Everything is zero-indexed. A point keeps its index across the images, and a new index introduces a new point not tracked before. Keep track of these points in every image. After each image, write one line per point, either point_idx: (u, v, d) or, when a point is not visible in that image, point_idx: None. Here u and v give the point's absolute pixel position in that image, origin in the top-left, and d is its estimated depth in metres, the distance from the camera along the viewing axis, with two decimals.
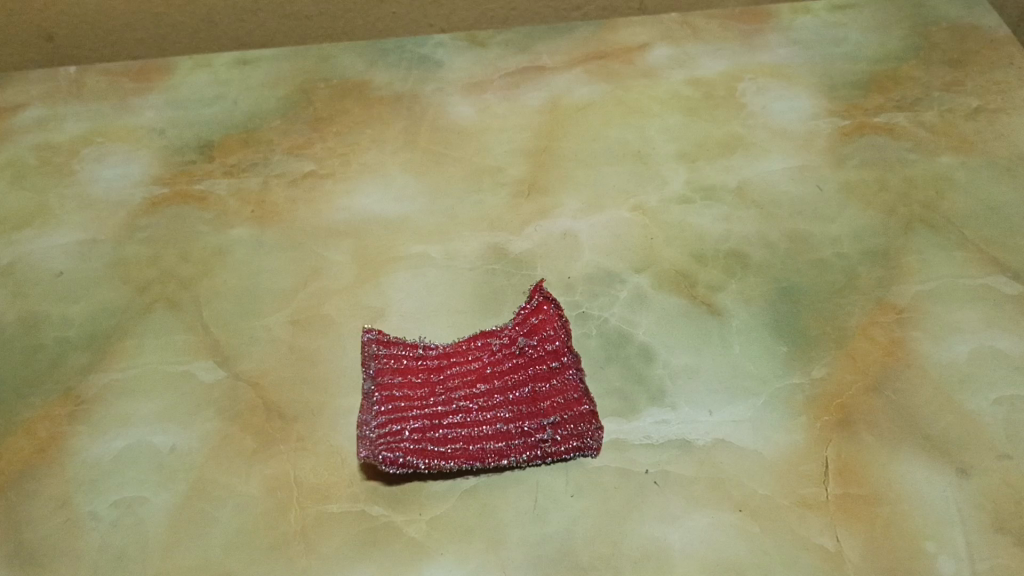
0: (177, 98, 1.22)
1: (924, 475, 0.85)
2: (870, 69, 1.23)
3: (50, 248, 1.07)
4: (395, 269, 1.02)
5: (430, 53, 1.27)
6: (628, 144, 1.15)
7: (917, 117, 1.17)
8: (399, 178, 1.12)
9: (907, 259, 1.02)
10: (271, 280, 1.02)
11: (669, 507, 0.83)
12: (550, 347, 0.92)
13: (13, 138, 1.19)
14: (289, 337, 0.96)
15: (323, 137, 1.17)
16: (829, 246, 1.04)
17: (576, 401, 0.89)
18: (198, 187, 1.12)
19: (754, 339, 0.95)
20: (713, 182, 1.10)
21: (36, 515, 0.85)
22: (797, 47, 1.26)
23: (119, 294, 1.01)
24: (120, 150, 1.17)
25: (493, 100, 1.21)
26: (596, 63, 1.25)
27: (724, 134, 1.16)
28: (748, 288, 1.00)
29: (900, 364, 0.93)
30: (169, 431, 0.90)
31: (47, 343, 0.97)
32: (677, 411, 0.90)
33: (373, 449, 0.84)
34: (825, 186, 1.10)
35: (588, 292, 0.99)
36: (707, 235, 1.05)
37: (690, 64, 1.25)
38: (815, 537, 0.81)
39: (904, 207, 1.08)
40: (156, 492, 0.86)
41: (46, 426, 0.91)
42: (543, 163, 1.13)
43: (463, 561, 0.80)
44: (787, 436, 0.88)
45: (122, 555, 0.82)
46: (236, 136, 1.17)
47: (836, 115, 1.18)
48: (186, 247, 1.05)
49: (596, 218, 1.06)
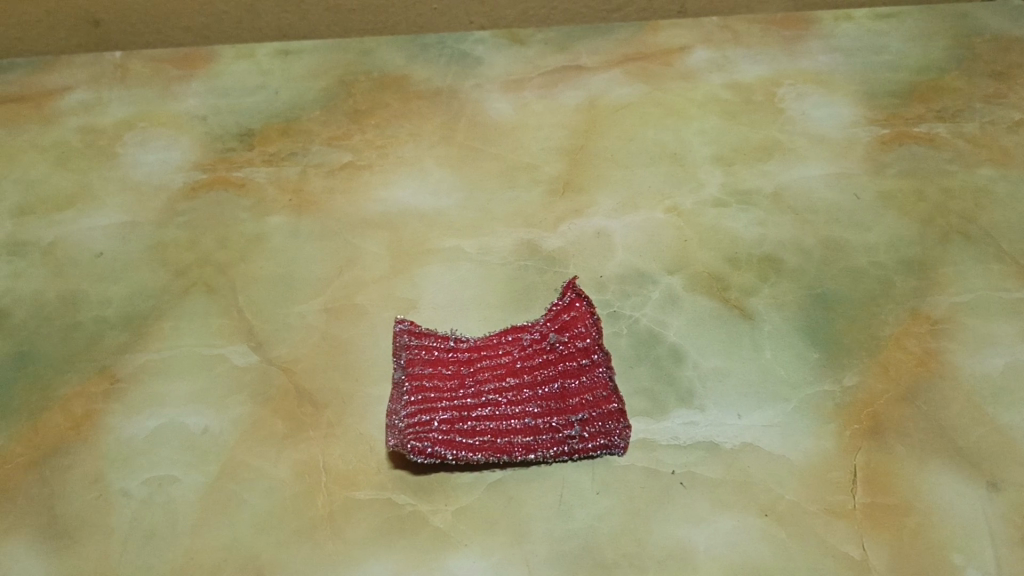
0: (220, 86, 1.24)
1: (954, 488, 0.85)
2: (912, 78, 1.22)
3: (91, 229, 1.08)
4: (429, 262, 1.03)
5: (470, 49, 1.28)
6: (664, 145, 1.15)
7: (958, 128, 1.16)
8: (435, 171, 1.13)
9: (943, 270, 1.02)
10: (306, 268, 1.03)
11: (694, 508, 0.83)
12: (581, 344, 0.93)
13: (59, 121, 1.21)
14: (322, 325, 0.97)
15: (362, 129, 1.18)
16: (864, 254, 1.03)
17: (605, 399, 0.89)
18: (238, 174, 1.13)
19: (786, 345, 0.95)
20: (749, 186, 1.10)
21: (69, 490, 0.86)
22: (838, 54, 1.26)
23: (157, 276, 1.03)
24: (163, 135, 1.18)
25: (531, 98, 1.21)
26: (635, 64, 1.25)
27: (762, 139, 1.15)
28: (781, 293, 0.99)
29: (933, 375, 0.93)
30: (202, 412, 0.91)
31: (85, 322, 0.99)
32: (705, 413, 0.90)
33: (401, 438, 0.85)
34: (863, 194, 1.09)
35: (620, 291, 0.99)
36: (741, 239, 1.05)
37: (730, 67, 1.24)
38: (841, 545, 0.81)
39: (941, 218, 1.07)
40: (187, 471, 0.87)
41: (82, 403, 0.92)
42: (579, 162, 1.13)
43: (488, 553, 0.81)
44: (816, 442, 0.87)
45: (151, 532, 0.83)
46: (276, 125, 1.19)
47: (876, 123, 1.17)
48: (224, 232, 1.07)
49: (631, 218, 1.07)
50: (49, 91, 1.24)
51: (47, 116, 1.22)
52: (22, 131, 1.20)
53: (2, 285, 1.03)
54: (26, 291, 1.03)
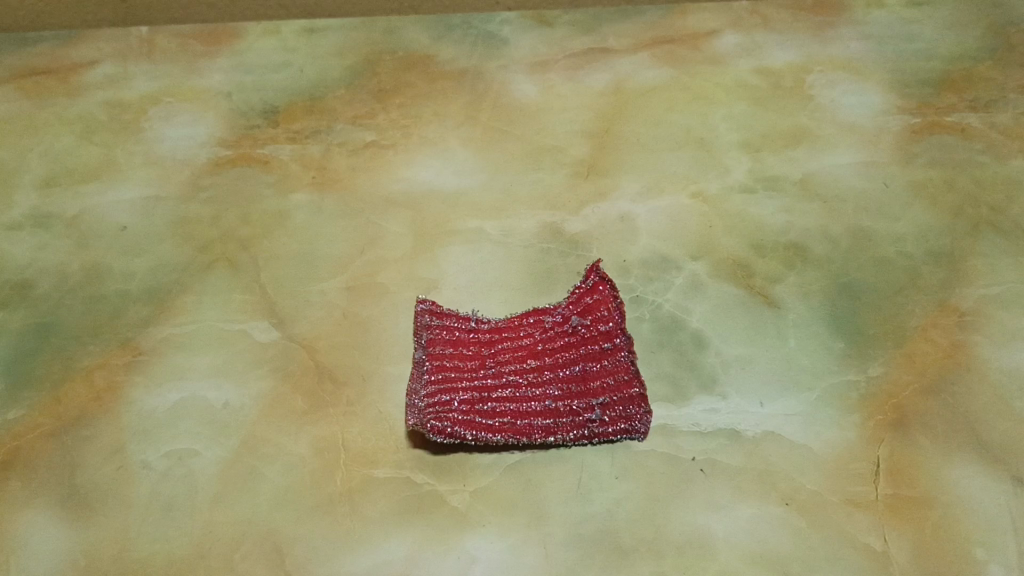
0: (245, 63, 1.24)
1: (977, 481, 0.84)
2: (944, 67, 1.20)
3: (116, 202, 1.09)
4: (451, 242, 1.02)
5: (496, 30, 1.27)
6: (691, 131, 1.13)
7: (991, 119, 1.14)
8: (459, 152, 1.12)
9: (972, 263, 1.00)
10: (328, 246, 1.03)
11: (713, 496, 0.83)
12: (603, 328, 0.91)
13: (84, 94, 1.21)
14: (344, 303, 0.97)
15: (386, 109, 1.17)
16: (892, 244, 1.02)
17: (626, 383, 0.88)
18: (262, 150, 1.13)
19: (810, 334, 0.94)
20: (777, 173, 1.09)
21: (90, 460, 0.87)
22: (870, 42, 1.24)
23: (180, 251, 1.03)
24: (188, 111, 1.18)
25: (557, 79, 1.20)
26: (662, 48, 1.23)
27: (791, 126, 1.14)
28: (807, 282, 0.98)
29: (959, 368, 0.91)
30: (223, 387, 0.91)
31: (108, 295, 1.00)
32: (727, 400, 0.89)
33: (421, 418, 0.85)
34: (891, 183, 1.08)
35: (643, 276, 0.99)
36: (767, 226, 1.03)
37: (759, 53, 1.23)
38: (862, 536, 0.80)
39: (971, 209, 1.05)
40: (207, 445, 0.87)
41: (104, 375, 0.93)
42: (604, 145, 1.12)
43: (505, 535, 0.81)
44: (839, 433, 0.87)
45: (170, 505, 0.83)
46: (300, 102, 1.18)
47: (906, 112, 1.15)
48: (247, 209, 1.07)
49: (655, 202, 1.06)
50: (75, 64, 1.25)
51: (73, 89, 1.22)
52: (49, 103, 1.20)
53: (27, 256, 1.04)
54: (50, 262, 1.03)
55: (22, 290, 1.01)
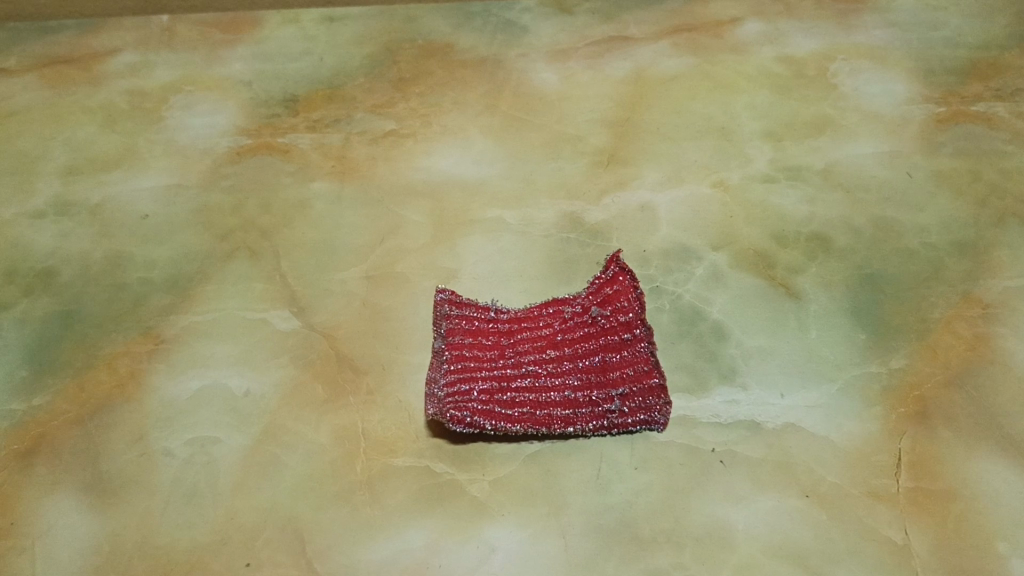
0: (265, 51, 1.24)
1: (1001, 475, 0.83)
2: (970, 56, 1.18)
3: (137, 191, 1.09)
4: (471, 232, 1.02)
5: (516, 18, 1.26)
6: (712, 119, 1.13)
7: (1017, 108, 1.12)
8: (479, 141, 1.12)
9: (997, 254, 0.99)
10: (348, 235, 1.03)
11: (733, 488, 0.82)
12: (623, 318, 0.91)
13: (106, 82, 1.22)
14: (364, 292, 0.97)
15: (406, 98, 1.17)
16: (915, 235, 1.01)
17: (646, 374, 0.88)
18: (282, 139, 1.13)
19: (832, 325, 0.93)
20: (800, 163, 1.08)
21: (114, 447, 0.87)
22: (894, 30, 1.22)
23: (201, 240, 1.04)
24: (209, 99, 1.19)
25: (577, 68, 1.19)
26: (684, 36, 1.22)
27: (814, 115, 1.13)
28: (829, 273, 0.98)
29: (983, 360, 0.90)
30: (244, 375, 0.92)
31: (131, 283, 1.00)
32: (748, 392, 0.89)
33: (441, 407, 0.85)
34: (916, 173, 1.06)
35: (663, 267, 0.98)
36: (789, 216, 1.03)
37: (782, 41, 1.22)
38: (883, 529, 0.80)
39: (996, 200, 1.04)
40: (229, 433, 0.88)
41: (127, 362, 0.93)
42: (625, 134, 1.12)
43: (524, 525, 0.81)
44: (860, 425, 0.86)
45: (193, 492, 0.84)
46: (321, 92, 1.18)
47: (931, 102, 1.14)
48: (268, 197, 1.07)
49: (676, 192, 1.05)
50: (96, 53, 1.25)
51: (95, 77, 1.22)
52: (71, 92, 1.21)
53: (50, 244, 1.05)
54: (73, 251, 1.04)
55: (45, 278, 1.01)
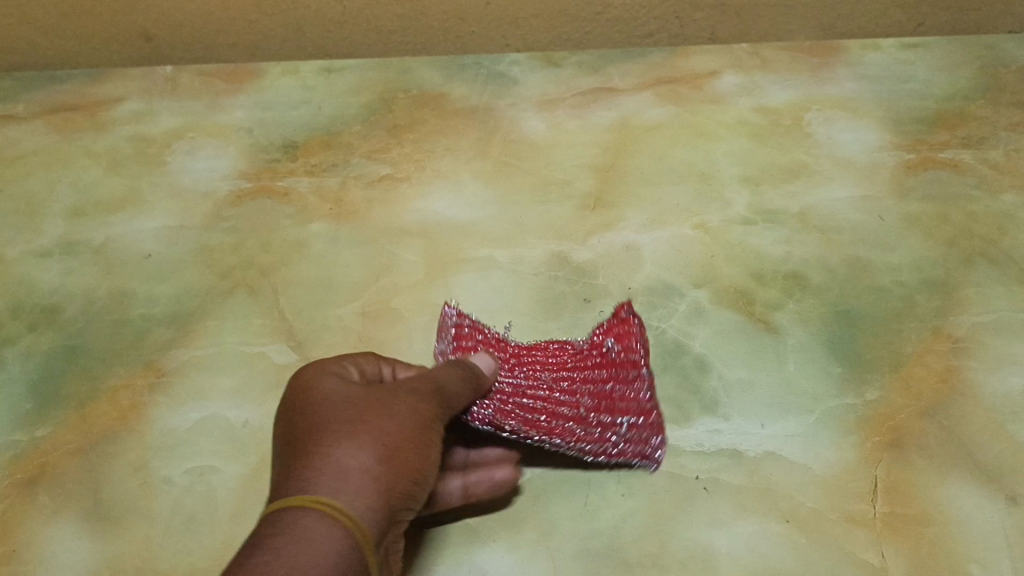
0: (265, 100, 1.29)
1: (972, 500, 0.86)
2: (936, 106, 1.25)
3: (141, 231, 1.13)
4: (463, 269, 1.07)
5: (506, 70, 1.31)
6: (693, 165, 1.18)
7: (982, 155, 1.18)
8: (471, 185, 1.17)
9: (965, 292, 1.04)
10: (344, 274, 1.07)
11: (717, 513, 0.85)
12: (632, 355, 0.95)
13: (111, 128, 1.26)
14: (359, 327, 1.01)
15: (401, 144, 1.23)
16: (887, 274, 1.06)
17: (648, 410, 0.91)
18: (282, 183, 1.18)
19: (809, 358, 0.97)
20: (776, 206, 1.13)
21: (114, 477, 0.90)
22: (865, 82, 1.28)
23: (202, 278, 1.07)
24: (210, 145, 1.24)
25: (563, 117, 1.25)
26: (665, 87, 1.28)
27: (788, 161, 1.18)
28: (805, 310, 1.02)
29: (954, 392, 0.94)
30: (243, 406, 0.95)
31: (133, 319, 1.04)
32: (729, 421, 0.92)
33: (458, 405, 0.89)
34: (887, 216, 1.12)
35: (646, 303, 1.03)
36: (767, 256, 1.07)
37: (758, 92, 1.28)
38: (861, 552, 0.83)
39: (964, 241, 1.09)
40: (227, 462, 0.90)
41: (128, 394, 0.96)
42: (609, 179, 1.17)
43: (515, 549, 0.83)
44: (837, 453, 0.89)
45: (192, 519, 0.86)
46: (319, 138, 1.23)
47: (901, 148, 1.20)
48: (267, 238, 1.11)
49: (659, 233, 1.10)
50: (101, 100, 1.30)
51: (99, 124, 1.27)
52: (77, 137, 1.25)
53: (55, 282, 1.08)
54: (77, 289, 1.07)
55: (50, 314, 1.05)
